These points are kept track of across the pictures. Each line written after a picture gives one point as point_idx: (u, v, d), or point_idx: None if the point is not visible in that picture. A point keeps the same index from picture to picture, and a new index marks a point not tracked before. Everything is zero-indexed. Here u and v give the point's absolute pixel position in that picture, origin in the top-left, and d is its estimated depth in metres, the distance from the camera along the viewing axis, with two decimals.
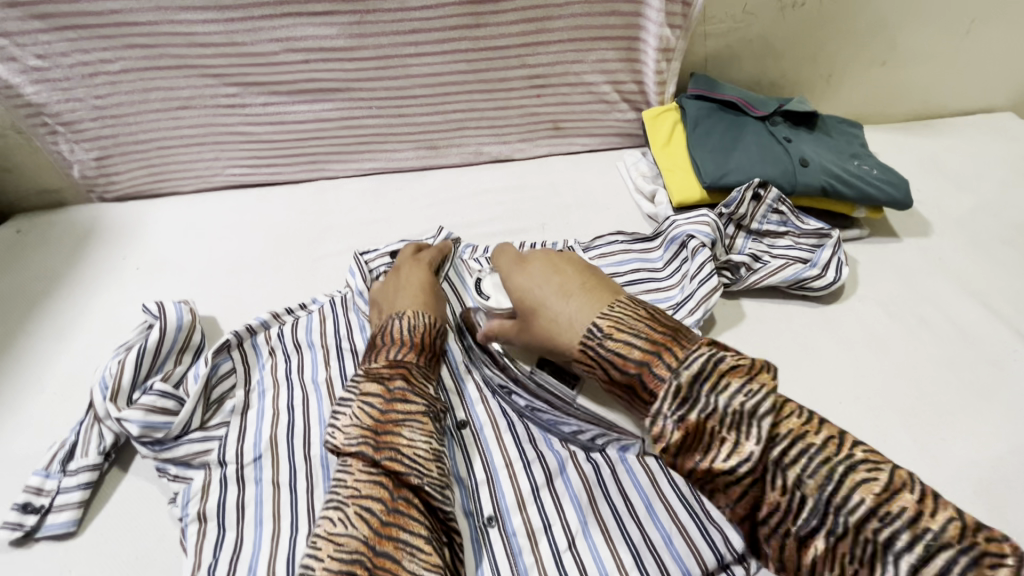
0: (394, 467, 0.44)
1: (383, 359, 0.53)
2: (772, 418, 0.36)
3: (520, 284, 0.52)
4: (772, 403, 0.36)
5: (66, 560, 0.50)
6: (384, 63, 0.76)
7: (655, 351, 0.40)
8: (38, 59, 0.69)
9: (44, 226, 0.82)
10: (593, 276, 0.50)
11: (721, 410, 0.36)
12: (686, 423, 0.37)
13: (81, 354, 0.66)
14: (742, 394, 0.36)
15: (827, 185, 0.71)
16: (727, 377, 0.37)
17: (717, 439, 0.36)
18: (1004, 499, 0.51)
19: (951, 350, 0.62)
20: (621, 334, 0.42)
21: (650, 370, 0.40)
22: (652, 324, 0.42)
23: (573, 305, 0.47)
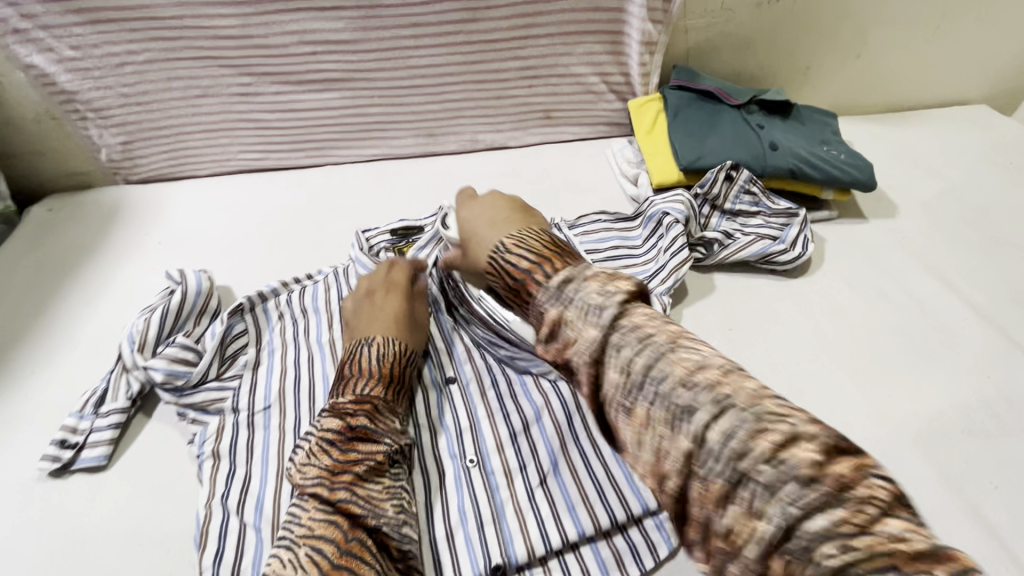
0: (350, 509, 0.45)
1: (351, 393, 0.52)
2: (616, 312, 0.40)
3: (466, 214, 0.57)
4: (620, 301, 0.41)
5: (97, 490, 0.57)
6: (386, 55, 0.82)
7: (541, 263, 0.46)
8: (73, 50, 0.76)
9: (74, 205, 0.89)
10: (522, 212, 0.55)
11: (579, 303, 0.41)
12: (551, 316, 0.42)
13: (108, 319, 0.73)
14: (598, 292, 0.41)
15: (795, 167, 0.76)
16: (587, 281, 0.43)
17: (571, 328, 0.41)
18: (941, 448, 0.56)
19: (905, 319, 0.67)
20: (519, 248, 0.48)
21: (532, 277, 0.45)
22: (548, 244, 0.48)
23: (494, 232, 0.52)
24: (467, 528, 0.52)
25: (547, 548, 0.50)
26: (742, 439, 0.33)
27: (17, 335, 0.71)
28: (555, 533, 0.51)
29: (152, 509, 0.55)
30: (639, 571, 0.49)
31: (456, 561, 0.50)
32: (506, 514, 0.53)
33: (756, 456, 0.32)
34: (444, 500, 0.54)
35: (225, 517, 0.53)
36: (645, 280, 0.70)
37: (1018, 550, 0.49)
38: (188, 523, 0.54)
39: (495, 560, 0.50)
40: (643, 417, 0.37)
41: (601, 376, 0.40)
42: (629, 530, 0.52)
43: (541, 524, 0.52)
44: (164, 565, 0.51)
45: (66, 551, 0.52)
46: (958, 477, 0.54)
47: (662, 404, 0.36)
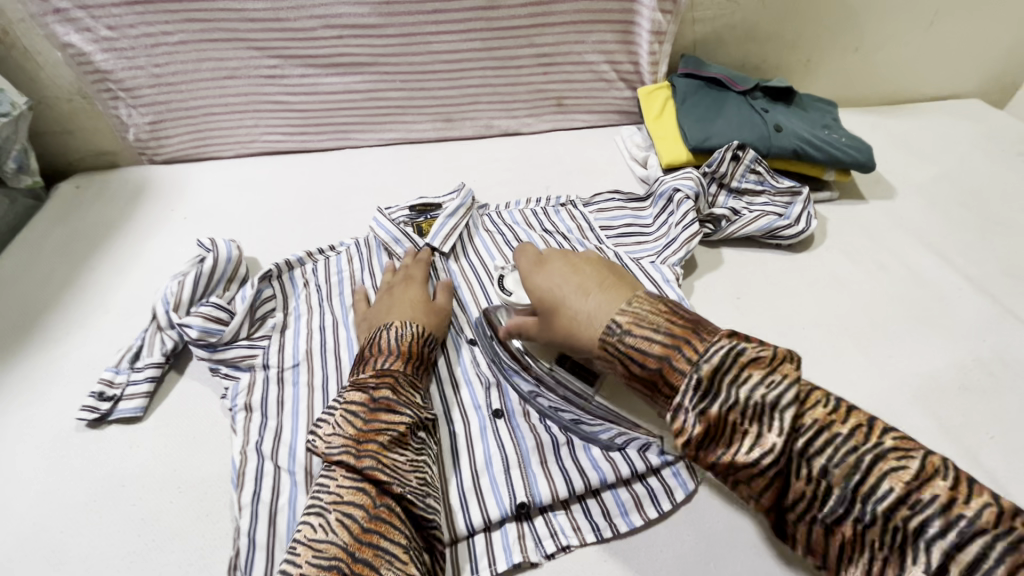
0: (375, 476, 0.45)
1: (370, 368, 0.55)
2: (795, 411, 0.38)
3: (545, 282, 0.55)
4: (791, 396, 0.38)
5: (133, 439, 0.59)
6: (408, 40, 0.86)
7: (674, 346, 0.42)
8: (109, 30, 0.80)
9: (101, 182, 0.92)
10: (615, 277, 0.52)
11: (744, 402, 0.38)
12: (707, 418, 0.39)
13: (140, 285, 0.75)
14: (764, 385, 0.38)
15: (799, 148, 0.80)
16: (747, 371, 0.39)
17: (736, 430, 0.38)
18: (939, 405, 0.59)
19: (903, 288, 0.71)
20: (643, 328, 0.44)
21: (671, 366, 0.41)
22: (670, 318, 0.44)
23: (592, 300, 0.49)
24: (493, 472, 0.55)
25: (569, 490, 0.53)
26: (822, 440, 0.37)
27: (52, 301, 0.73)
28: (578, 478, 0.53)
29: (187, 455, 0.57)
30: (657, 512, 0.52)
31: (483, 501, 0.53)
32: (530, 460, 0.55)
33: (813, 438, 0.37)
34: (470, 448, 0.57)
35: (259, 462, 0.55)
36: (658, 252, 0.73)
37: (1013, 494, 0.52)
38: (223, 467, 0.56)
39: (520, 499, 0.53)
40: (716, 418, 0.39)
41: (785, 483, 0.38)
42: (649, 478, 0.54)
43: (564, 470, 0.54)
44: (201, 505, 0.54)
45: (105, 494, 0.54)
46: (956, 428, 0.57)
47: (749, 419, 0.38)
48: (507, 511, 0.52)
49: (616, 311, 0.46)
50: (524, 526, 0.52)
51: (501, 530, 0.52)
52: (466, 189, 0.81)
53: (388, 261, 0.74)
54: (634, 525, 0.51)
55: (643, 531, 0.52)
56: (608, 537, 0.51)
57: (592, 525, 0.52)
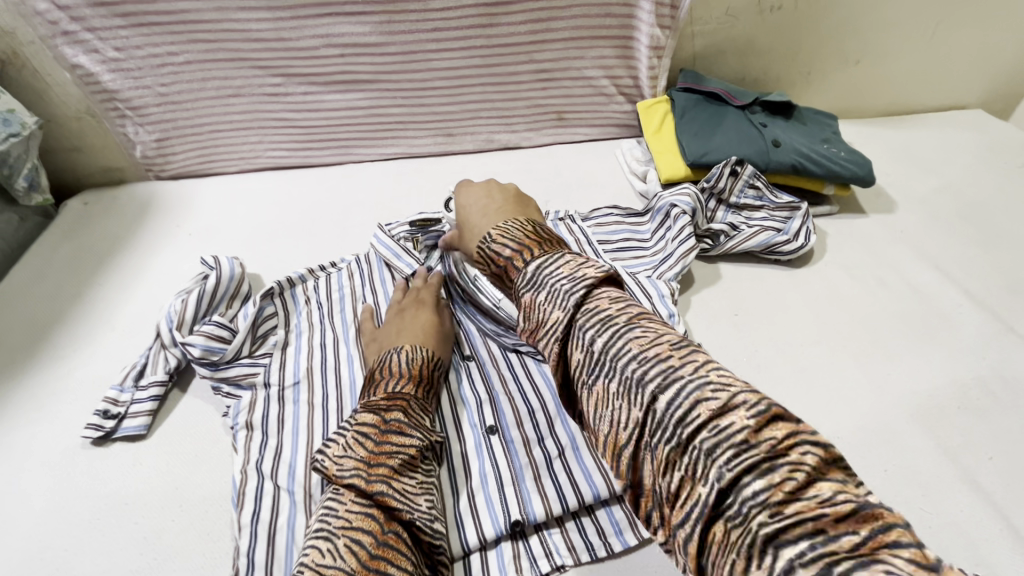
0: (386, 501, 0.46)
1: (381, 391, 0.55)
2: (582, 296, 0.43)
3: (462, 201, 0.65)
4: (584, 286, 0.43)
5: (138, 457, 0.60)
6: (408, 57, 0.87)
7: (521, 252, 0.50)
8: (116, 51, 0.81)
9: (108, 198, 0.94)
10: (511, 206, 0.60)
11: (552, 287, 0.45)
12: (527, 299, 0.46)
13: (145, 301, 0.77)
14: (570, 278, 0.45)
15: (797, 163, 0.81)
16: (561, 268, 0.46)
17: (540, 311, 0.45)
18: (937, 424, 0.58)
19: (903, 305, 0.71)
20: (504, 239, 0.52)
21: (512, 264, 0.50)
22: (528, 233, 0.52)
23: (487, 219, 0.58)
24: (488, 490, 0.55)
25: (563, 508, 0.53)
26: (686, 407, 0.34)
27: (60, 318, 0.74)
28: (572, 495, 0.53)
29: (189, 473, 0.58)
30: (652, 531, 0.52)
31: (479, 520, 0.53)
32: (524, 477, 0.56)
33: (697, 425, 0.33)
34: (466, 466, 0.57)
35: (259, 482, 0.55)
36: (655, 268, 0.73)
37: (1012, 516, 0.52)
38: (224, 485, 0.57)
39: (514, 517, 0.53)
40: (601, 394, 0.39)
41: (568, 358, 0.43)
42: None
43: (558, 488, 0.54)
44: (203, 524, 0.55)
45: (109, 512, 0.55)
46: (956, 449, 0.57)
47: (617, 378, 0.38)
48: (502, 530, 0.52)
49: (489, 228, 0.55)
50: (519, 544, 0.53)
51: (496, 549, 0.52)
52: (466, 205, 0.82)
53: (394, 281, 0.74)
54: (629, 543, 0.51)
55: (638, 549, 0.52)
56: (602, 556, 0.51)
57: (586, 544, 0.52)
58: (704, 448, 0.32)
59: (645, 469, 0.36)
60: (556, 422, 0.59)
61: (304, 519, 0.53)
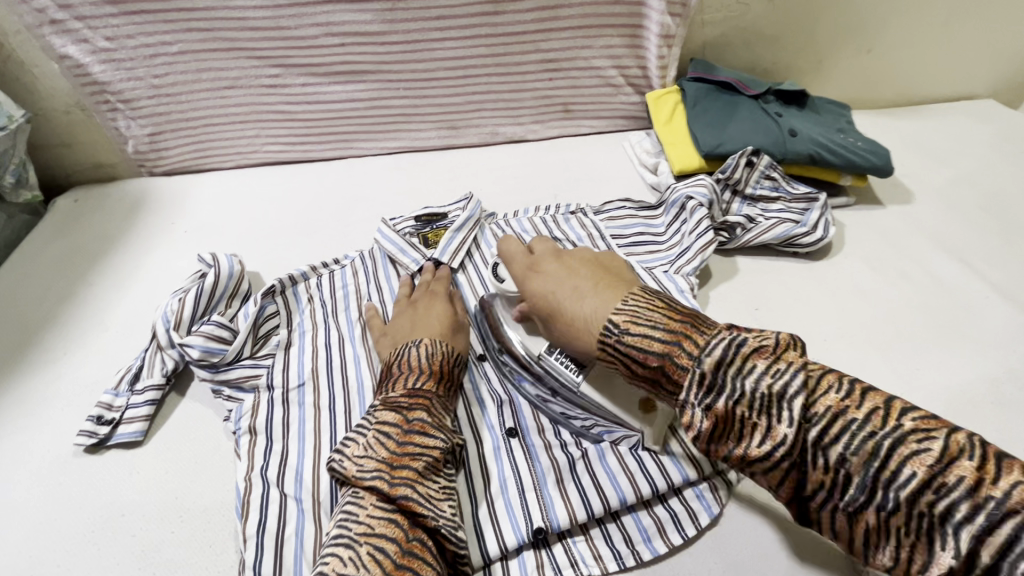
0: (410, 506, 0.44)
1: (401, 387, 0.52)
2: (802, 397, 0.38)
3: (541, 287, 0.55)
4: (799, 381, 0.38)
5: (134, 464, 0.57)
6: (411, 47, 0.84)
7: (675, 343, 0.43)
8: (107, 41, 0.78)
9: (99, 195, 0.90)
10: (607, 276, 0.53)
11: (747, 393, 0.39)
12: (715, 412, 0.40)
13: (139, 302, 0.73)
14: (770, 376, 0.39)
15: (815, 153, 0.79)
16: (750, 361, 0.40)
17: (745, 424, 0.39)
18: (972, 420, 0.56)
19: (927, 297, 0.68)
20: (641, 327, 0.45)
21: (675, 363, 0.42)
22: (667, 313, 0.45)
23: (594, 300, 0.50)
24: (508, 495, 0.52)
25: (588, 514, 0.50)
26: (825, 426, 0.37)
27: (50, 320, 0.71)
28: (597, 500, 0.51)
29: (190, 482, 0.55)
30: (681, 538, 0.50)
31: (499, 527, 0.50)
32: (546, 481, 0.53)
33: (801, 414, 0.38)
34: (484, 470, 0.54)
35: (265, 489, 0.53)
36: (671, 262, 0.71)
37: None
38: (228, 494, 0.54)
39: (537, 524, 0.50)
40: (722, 413, 0.40)
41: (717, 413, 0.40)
42: (670, 500, 0.52)
43: (582, 492, 0.51)
44: (205, 536, 0.52)
45: (105, 524, 0.52)
46: (991, 444, 0.55)
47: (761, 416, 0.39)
48: (525, 538, 0.50)
49: (615, 314, 0.47)
50: (542, 553, 0.50)
51: (518, 558, 0.50)
52: (475, 199, 0.79)
53: (401, 276, 0.72)
54: (658, 552, 0.49)
55: (667, 558, 0.49)
56: (630, 565, 0.49)
57: (613, 553, 0.49)
58: (855, 462, 0.36)
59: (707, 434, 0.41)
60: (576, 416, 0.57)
61: (312, 530, 0.50)
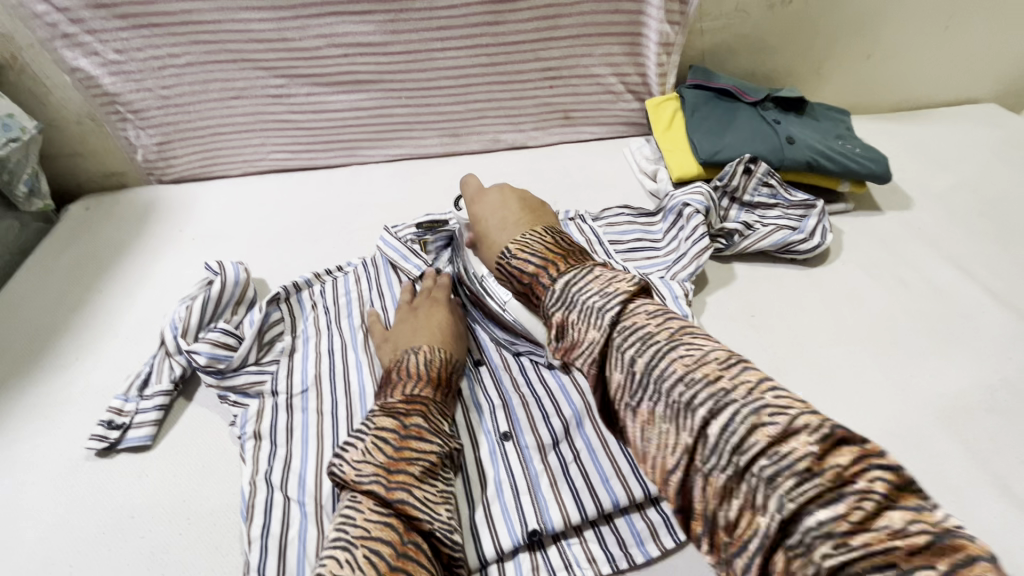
0: (406, 509, 0.45)
1: (399, 394, 0.54)
2: (617, 312, 0.42)
3: (479, 213, 0.62)
4: (618, 303, 0.42)
5: (143, 468, 0.58)
6: (413, 56, 0.85)
7: (545, 267, 0.49)
8: (117, 54, 0.80)
9: (109, 203, 0.92)
10: (529, 214, 0.59)
11: (580, 304, 0.44)
12: (556, 318, 0.46)
13: (148, 309, 0.75)
14: (600, 295, 0.43)
15: (812, 160, 0.79)
16: (590, 283, 0.45)
17: (574, 331, 0.44)
18: (966, 429, 0.57)
19: (924, 304, 0.69)
20: (524, 253, 0.51)
21: (538, 281, 0.49)
22: (551, 246, 0.51)
23: (506, 232, 0.57)
24: (504, 499, 0.53)
25: (582, 517, 0.51)
26: (742, 434, 0.32)
27: (62, 326, 0.73)
28: (590, 503, 0.52)
29: (196, 486, 0.57)
30: (674, 542, 0.50)
31: (495, 530, 0.51)
32: (541, 484, 0.54)
33: (755, 453, 0.32)
34: (481, 473, 0.55)
35: (269, 493, 0.54)
36: (668, 268, 0.71)
37: None
38: (233, 497, 0.56)
39: (531, 527, 0.51)
40: (558, 321, 0.45)
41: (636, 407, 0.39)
42: (663, 503, 0.53)
43: (576, 495, 0.53)
44: (211, 538, 0.53)
45: (115, 527, 0.54)
46: (985, 452, 0.55)
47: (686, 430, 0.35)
48: (520, 540, 0.51)
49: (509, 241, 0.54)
50: (538, 555, 0.51)
51: (514, 560, 0.51)
52: None
53: (403, 283, 0.73)
54: (651, 555, 0.50)
55: (660, 561, 0.50)
56: (624, 568, 0.49)
57: (607, 556, 0.50)
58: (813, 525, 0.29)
59: (694, 493, 0.34)
60: (561, 400, 0.60)
61: (315, 533, 0.52)
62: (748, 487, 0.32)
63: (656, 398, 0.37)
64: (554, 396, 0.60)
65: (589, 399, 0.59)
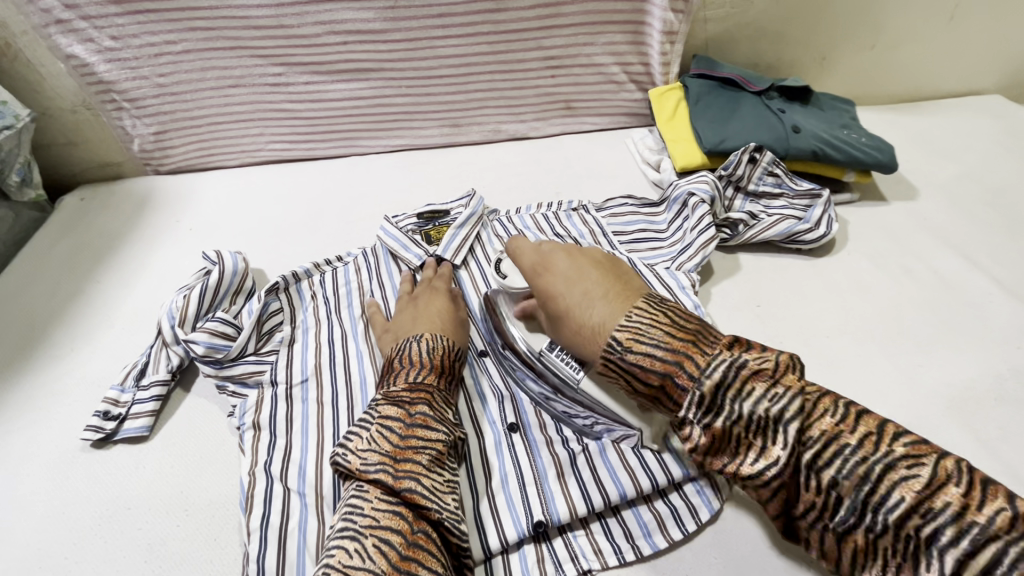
0: (415, 499, 0.44)
1: (403, 382, 0.53)
2: (799, 423, 0.41)
3: (551, 286, 0.56)
4: (796, 406, 0.41)
5: (140, 459, 0.57)
6: (414, 44, 0.84)
7: (676, 362, 0.45)
8: (112, 40, 0.79)
9: (105, 193, 0.91)
10: (615, 282, 0.54)
11: (745, 416, 0.42)
12: (712, 430, 0.43)
13: (144, 299, 0.74)
14: (766, 399, 0.42)
15: (818, 149, 0.78)
16: (752, 384, 0.43)
17: (739, 442, 0.42)
18: (974, 417, 0.56)
19: (931, 294, 0.68)
20: (643, 343, 0.47)
21: (675, 383, 0.45)
22: (670, 330, 0.47)
23: (605, 309, 0.51)
24: (508, 490, 0.53)
25: (589, 508, 0.50)
26: (885, 491, 0.37)
27: (56, 317, 0.72)
28: (597, 495, 0.51)
29: (195, 476, 0.56)
30: (681, 533, 0.50)
31: (500, 522, 0.50)
32: (547, 475, 0.53)
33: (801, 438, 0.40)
34: (485, 464, 0.54)
35: (269, 484, 0.53)
36: (672, 258, 0.70)
37: None
38: (232, 488, 0.55)
39: (537, 518, 0.50)
40: (719, 432, 0.43)
41: (795, 494, 0.41)
42: (671, 495, 0.52)
43: (582, 487, 0.52)
44: (209, 530, 0.52)
45: (111, 519, 0.53)
46: (994, 441, 0.54)
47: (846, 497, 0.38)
48: (525, 532, 0.50)
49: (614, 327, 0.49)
50: (543, 547, 0.50)
51: (518, 552, 0.50)
52: (478, 197, 0.79)
53: (404, 273, 0.72)
54: (658, 546, 0.49)
55: (667, 553, 0.49)
56: (630, 559, 0.49)
57: (613, 547, 0.49)
58: (847, 480, 0.38)
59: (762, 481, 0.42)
60: None
61: (315, 524, 0.51)
62: (900, 542, 0.37)
63: (800, 471, 0.40)
64: None
65: None
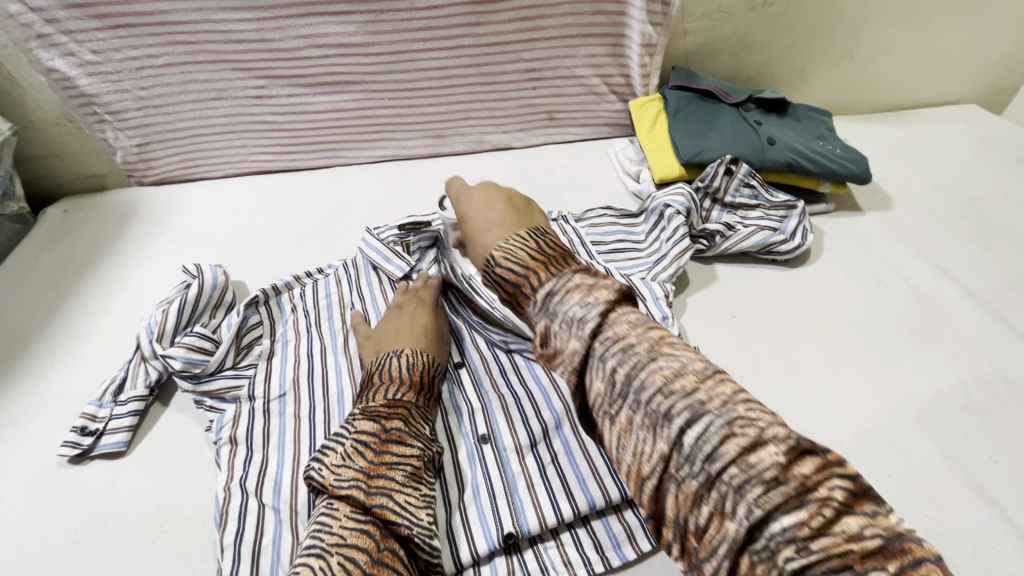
0: (385, 514, 0.44)
1: (381, 399, 0.53)
2: (597, 324, 0.38)
3: (462, 208, 0.57)
4: (600, 312, 0.39)
5: (116, 475, 0.58)
6: (395, 57, 0.85)
7: (529, 272, 0.44)
8: (94, 54, 0.79)
9: (88, 205, 0.91)
10: (517, 212, 0.53)
11: (562, 316, 0.40)
12: (540, 328, 0.41)
13: (124, 313, 0.74)
14: (581, 303, 0.40)
15: (793, 160, 0.79)
16: (573, 292, 0.41)
17: (557, 339, 0.40)
18: (941, 428, 0.57)
19: (901, 304, 0.69)
20: (507, 259, 0.45)
21: (522, 289, 0.44)
22: (534, 249, 0.46)
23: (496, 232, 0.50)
24: (480, 502, 0.53)
25: (558, 520, 0.51)
26: (715, 443, 0.32)
27: (36, 331, 0.72)
28: (567, 506, 0.51)
29: (170, 492, 0.56)
30: (650, 545, 0.50)
31: (471, 535, 0.51)
32: (517, 487, 0.54)
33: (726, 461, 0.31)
34: (459, 477, 0.55)
35: (244, 500, 0.53)
36: (649, 269, 0.71)
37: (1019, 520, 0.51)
38: (207, 504, 0.55)
39: (507, 530, 0.51)
40: (544, 331, 0.41)
41: (586, 385, 0.38)
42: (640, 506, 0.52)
43: (552, 497, 0.52)
44: (184, 546, 0.52)
45: (86, 535, 0.53)
46: (960, 452, 0.55)
47: (638, 409, 0.35)
48: (496, 544, 0.50)
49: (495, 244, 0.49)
50: (514, 559, 0.51)
51: (490, 564, 0.50)
52: None
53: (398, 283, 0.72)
54: (627, 557, 0.49)
55: (636, 564, 0.50)
56: (599, 572, 0.49)
57: (583, 559, 0.50)
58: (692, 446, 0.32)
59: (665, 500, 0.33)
60: (541, 404, 0.59)
61: (290, 538, 0.51)
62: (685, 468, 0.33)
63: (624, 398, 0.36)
64: (535, 400, 0.60)
65: (569, 400, 0.59)
